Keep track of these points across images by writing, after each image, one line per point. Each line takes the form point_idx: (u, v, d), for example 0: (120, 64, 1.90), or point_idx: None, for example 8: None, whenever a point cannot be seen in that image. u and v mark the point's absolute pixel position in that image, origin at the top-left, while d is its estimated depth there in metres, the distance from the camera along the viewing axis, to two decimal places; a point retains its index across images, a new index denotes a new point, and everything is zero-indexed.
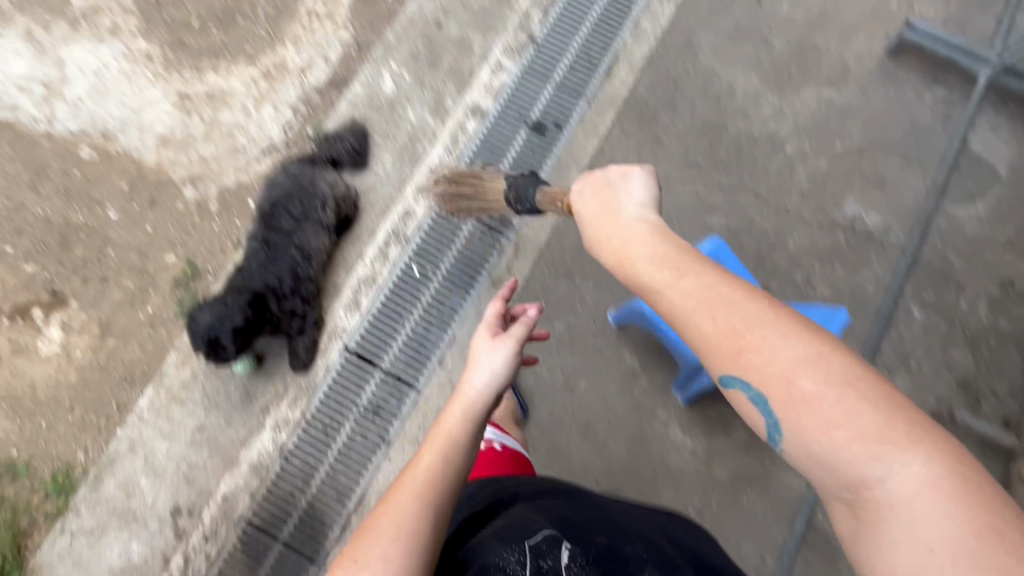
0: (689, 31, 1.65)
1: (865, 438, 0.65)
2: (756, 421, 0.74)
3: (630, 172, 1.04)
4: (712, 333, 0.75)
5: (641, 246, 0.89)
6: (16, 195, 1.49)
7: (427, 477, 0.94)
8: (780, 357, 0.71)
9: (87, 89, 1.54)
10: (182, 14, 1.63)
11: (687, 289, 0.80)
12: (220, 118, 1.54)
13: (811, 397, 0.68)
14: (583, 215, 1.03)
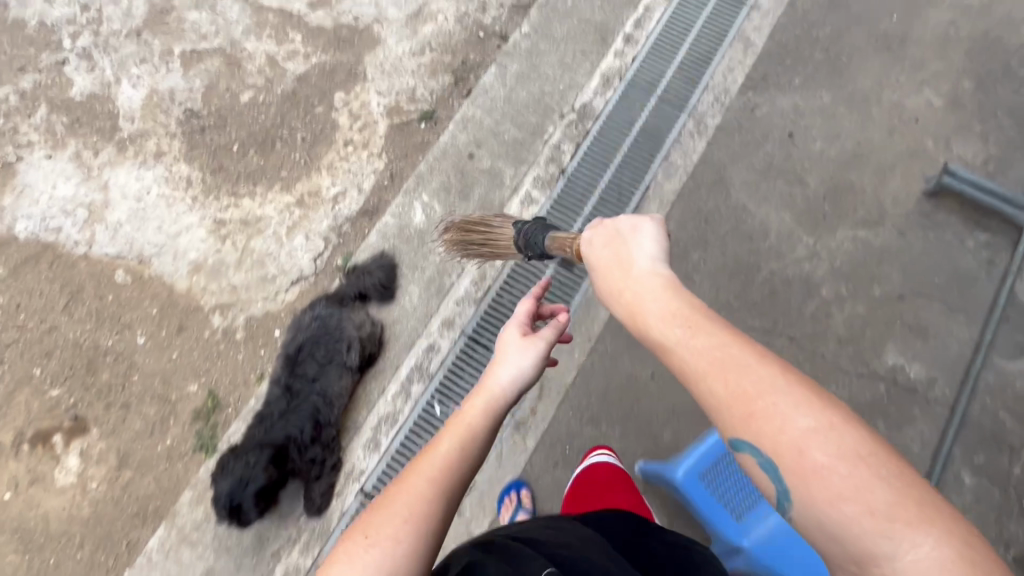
0: (720, 166, 1.64)
1: (880, 515, 0.57)
2: (762, 487, 0.66)
3: (644, 221, 0.93)
4: (722, 395, 0.68)
5: (652, 298, 0.81)
6: (50, 317, 1.52)
7: (441, 475, 0.78)
8: (791, 428, 0.63)
9: (128, 214, 1.58)
10: (224, 139, 1.69)
11: (699, 347, 0.72)
12: (252, 245, 1.56)
13: (823, 469, 0.60)
14: (593, 259, 0.93)
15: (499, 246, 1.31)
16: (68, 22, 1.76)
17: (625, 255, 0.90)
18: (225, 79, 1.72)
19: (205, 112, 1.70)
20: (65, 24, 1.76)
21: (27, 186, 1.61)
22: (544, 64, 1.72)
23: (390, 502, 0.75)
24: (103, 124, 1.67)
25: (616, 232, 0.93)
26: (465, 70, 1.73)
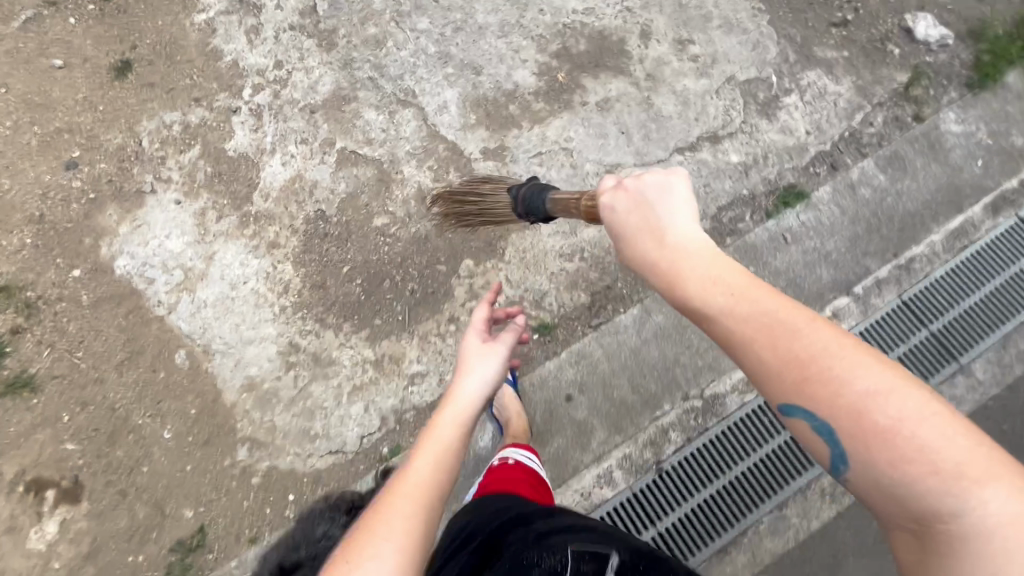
0: (839, 549, 1.34)
1: (959, 474, 0.56)
2: (817, 453, 0.65)
3: (672, 167, 0.86)
4: (776, 362, 0.66)
5: (695, 264, 0.77)
6: (102, 366, 1.47)
7: (439, 474, 0.83)
8: (853, 390, 0.62)
9: (217, 297, 1.52)
10: (340, 255, 1.59)
11: (742, 314, 0.69)
12: (311, 389, 1.45)
13: (888, 430, 0.60)
14: (615, 226, 0.87)
15: (489, 204, 1.35)
16: (257, 72, 1.73)
17: (655, 214, 0.84)
18: (369, 194, 1.63)
19: (335, 220, 1.61)
20: (254, 73, 1.73)
21: (146, 223, 1.59)
22: (692, 329, 1.49)
23: (391, 509, 0.77)
24: (239, 189, 1.62)
25: (642, 191, 0.85)
26: (606, 296, 1.54)
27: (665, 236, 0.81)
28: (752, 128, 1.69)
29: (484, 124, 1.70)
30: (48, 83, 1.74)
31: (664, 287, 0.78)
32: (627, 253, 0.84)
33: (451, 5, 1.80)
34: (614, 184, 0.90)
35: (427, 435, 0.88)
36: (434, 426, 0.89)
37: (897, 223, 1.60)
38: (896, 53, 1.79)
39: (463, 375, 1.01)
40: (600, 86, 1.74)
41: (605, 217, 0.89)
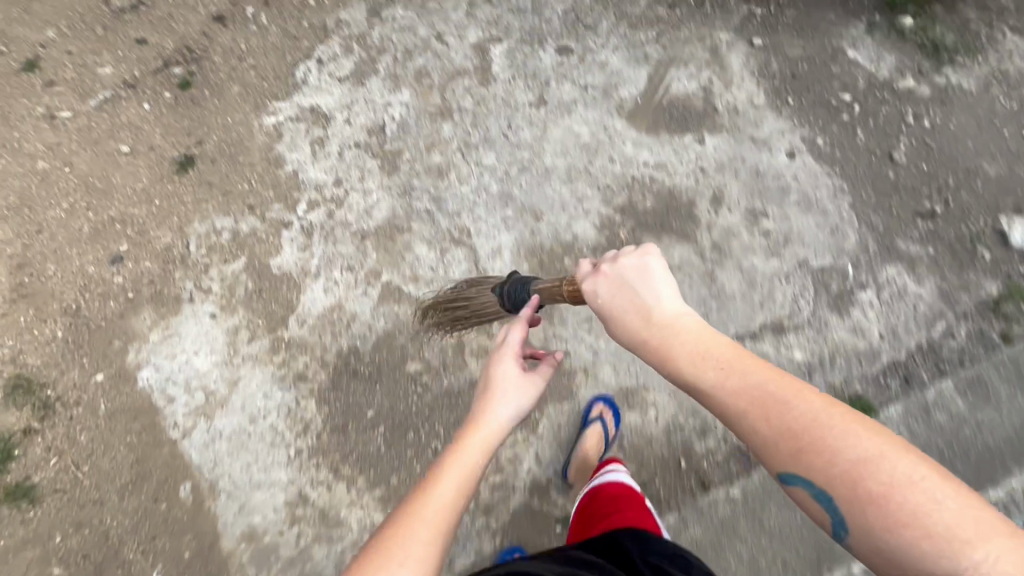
0: None
1: (953, 538, 0.64)
2: (817, 518, 0.76)
3: (648, 253, 1.00)
4: (772, 436, 0.78)
5: (690, 342, 0.91)
6: (105, 486, 1.41)
7: (454, 504, 0.94)
8: (841, 459, 0.73)
9: (234, 428, 1.45)
10: (366, 398, 1.51)
11: (735, 389, 0.83)
12: (312, 551, 1.37)
13: (878, 496, 0.69)
14: (605, 306, 1.01)
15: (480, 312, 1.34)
16: (315, 188, 1.70)
17: (644, 294, 0.98)
18: (407, 336, 1.56)
19: (367, 358, 1.54)
20: (312, 188, 1.70)
21: (177, 334, 1.54)
22: (732, 551, 1.34)
23: (406, 537, 0.88)
24: (276, 310, 1.57)
25: (622, 278, 1.00)
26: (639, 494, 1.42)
27: (661, 309, 0.96)
28: (821, 323, 1.57)
29: (535, 275, 1.62)
30: (111, 168, 1.75)
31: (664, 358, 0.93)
32: (625, 328, 0.98)
33: (520, 143, 1.76)
34: (593, 271, 1.05)
35: (448, 463, 1.00)
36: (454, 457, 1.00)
37: (974, 459, 1.43)
38: (987, 257, 1.66)
39: (495, 403, 1.09)
40: (662, 250, 1.66)
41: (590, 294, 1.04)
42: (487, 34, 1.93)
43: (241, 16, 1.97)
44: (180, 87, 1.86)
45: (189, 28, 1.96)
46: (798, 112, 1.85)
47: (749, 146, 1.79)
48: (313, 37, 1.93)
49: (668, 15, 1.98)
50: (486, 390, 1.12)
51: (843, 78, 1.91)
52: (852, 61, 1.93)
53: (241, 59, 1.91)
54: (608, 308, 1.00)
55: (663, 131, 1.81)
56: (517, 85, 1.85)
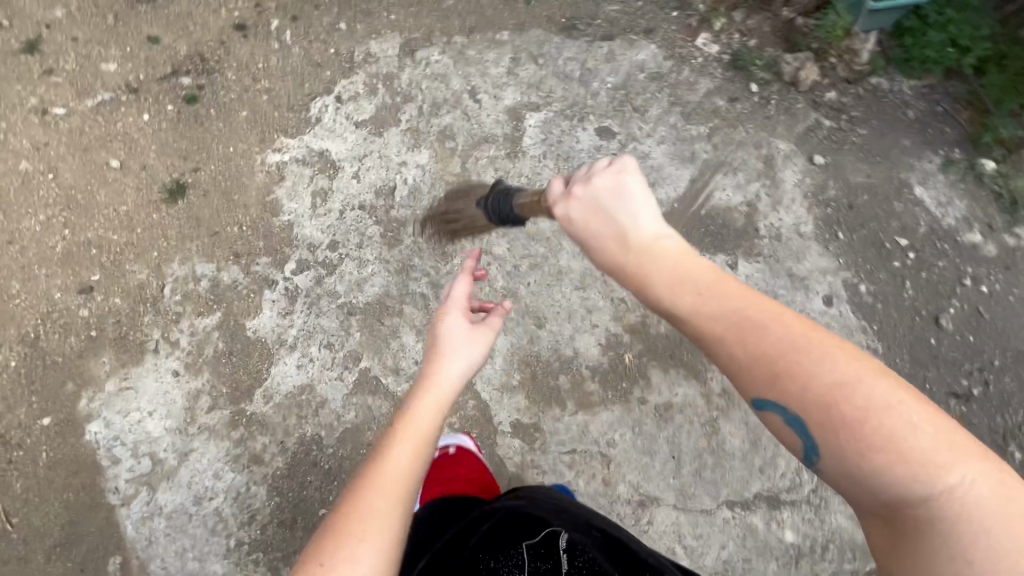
0: None
1: (922, 461, 0.72)
2: (790, 440, 0.82)
3: (623, 171, 1.08)
4: (749, 359, 0.85)
5: (666, 268, 0.99)
6: (33, 544, 1.34)
7: (408, 472, 1.07)
8: (818, 385, 0.79)
9: (177, 505, 1.37)
10: (321, 494, 1.41)
11: (709, 314, 0.90)
12: None
13: (858, 417, 0.76)
14: (581, 232, 1.10)
15: (466, 211, 1.52)
16: (308, 247, 1.57)
17: (615, 219, 1.06)
18: (376, 433, 1.45)
19: (330, 451, 1.43)
20: (304, 247, 1.57)
21: (135, 388, 1.44)
22: None
23: (367, 516, 1.01)
24: (244, 379, 1.47)
25: (596, 200, 1.08)
26: None
27: (636, 228, 1.05)
28: (821, 504, 1.44)
29: (525, 389, 1.51)
30: (96, 182, 1.62)
31: (637, 278, 1.01)
32: (604, 256, 1.06)
33: (538, 234, 1.62)
34: (567, 197, 1.12)
35: (402, 429, 1.11)
36: (407, 425, 1.12)
37: None
38: (1017, 457, 1.56)
39: (445, 364, 1.20)
40: (667, 385, 1.53)
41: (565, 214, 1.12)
42: (524, 99, 1.76)
43: (263, 28, 1.81)
44: (185, 100, 1.71)
45: (206, 32, 1.79)
46: (845, 250, 1.69)
47: (782, 281, 1.65)
48: (337, 67, 1.77)
49: (726, 111, 1.80)
50: (437, 347, 1.24)
51: (902, 218, 1.73)
52: (917, 200, 1.75)
53: (255, 79, 1.75)
54: (585, 233, 1.09)
55: (694, 246, 1.66)
56: (546, 166, 1.70)
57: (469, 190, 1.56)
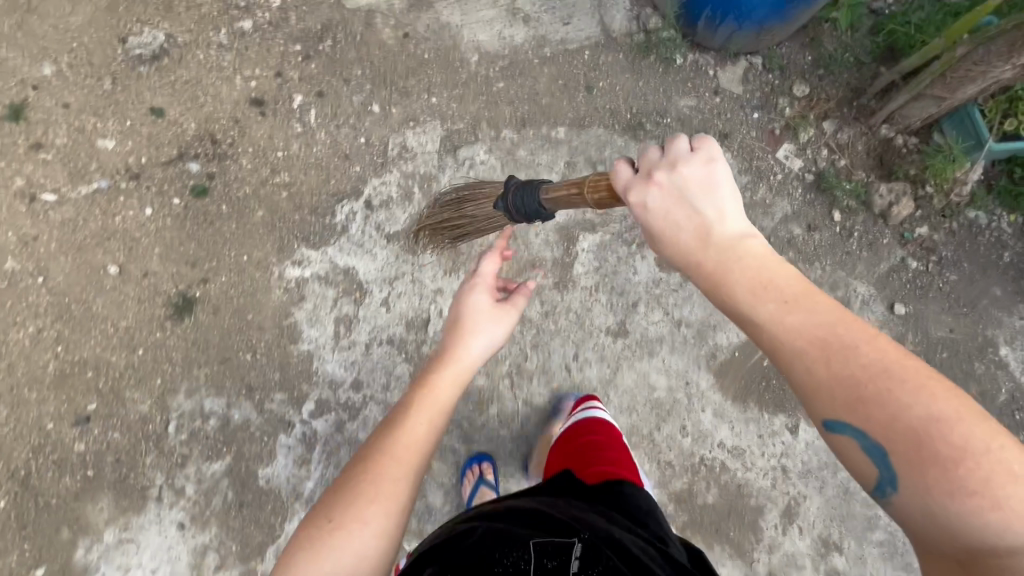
0: None
1: (1021, 512, 0.62)
2: (862, 469, 0.72)
3: (713, 159, 0.90)
4: (829, 379, 0.73)
5: (750, 270, 0.83)
6: None
7: (423, 443, 1.06)
8: (909, 416, 0.68)
9: None
10: None
11: (795, 328, 0.77)
12: None
13: (946, 457, 0.66)
14: (653, 220, 0.91)
15: (476, 215, 1.29)
16: (329, 386, 1.41)
17: (701, 206, 0.88)
18: None
19: None
20: (325, 385, 1.41)
21: (137, 541, 1.33)
22: None
23: (376, 483, 0.99)
24: (255, 536, 1.35)
25: (681, 189, 0.88)
26: None
27: (713, 216, 0.88)
28: None
29: None
30: (92, 290, 1.43)
31: (712, 275, 0.85)
32: (672, 244, 0.90)
33: (584, 382, 1.47)
34: (646, 180, 0.92)
35: (423, 399, 1.11)
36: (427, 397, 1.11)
37: None
38: None
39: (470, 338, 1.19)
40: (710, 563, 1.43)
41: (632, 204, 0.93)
42: (578, 215, 1.55)
43: (284, 105, 1.57)
44: (193, 192, 1.50)
45: (218, 105, 1.55)
46: None
47: None
48: (368, 162, 1.54)
49: (802, 241, 1.60)
50: (461, 323, 1.21)
51: (982, 382, 1.58)
52: (1000, 361, 1.59)
53: (273, 170, 1.53)
54: (660, 221, 0.90)
55: (753, 403, 1.51)
56: (598, 300, 1.52)
57: (473, 191, 1.30)
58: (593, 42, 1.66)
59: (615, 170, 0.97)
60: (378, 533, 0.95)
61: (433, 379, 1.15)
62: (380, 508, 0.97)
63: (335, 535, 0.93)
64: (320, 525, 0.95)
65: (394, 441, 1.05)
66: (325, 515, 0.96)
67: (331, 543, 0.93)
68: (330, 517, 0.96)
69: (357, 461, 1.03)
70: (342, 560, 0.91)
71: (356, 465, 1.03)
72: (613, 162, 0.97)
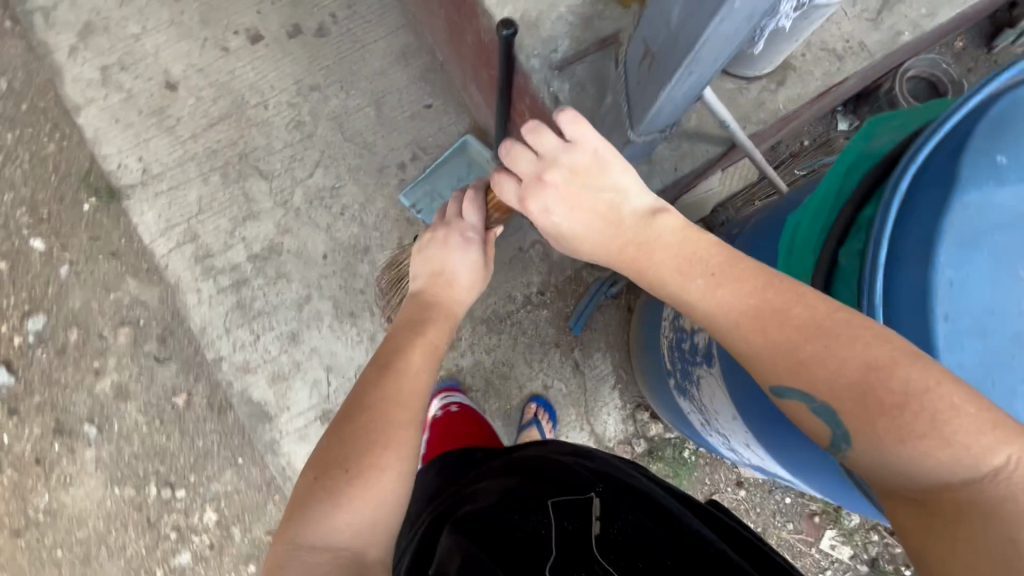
0: None
1: (972, 446, 0.46)
2: (814, 432, 0.55)
3: (591, 131, 0.69)
4: (759, 348, 0.57)
5: (667, 245, 0.66)
6: None
7: (426, 389, 0.83)
8: (859, 364, 0.51)
9: None
10: None
11: (723, 301, 0.60)
12: None
13: (893, 407, 0.49)
14: (563, 233, 0.72)
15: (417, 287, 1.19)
16: None
17: (599, 191, 0.70)
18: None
19: None
20: None
21: None
22: None
23: (341, 485, 0.72)
24: None
25: (577, 184, 0.70)
26: None
27: (608, 184, 0.70)
28: None
29: None
30: None
31: (633, 261, 0.68)
32: (580, 223, 0.71)
33: None
34: (538, 183, 0.71)
35: (377, 391, 0.79)
36: (384, 388, 0.79)
37: None
38: None
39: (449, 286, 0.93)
40: None
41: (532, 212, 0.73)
42: None
43: None
44: None
45: None
46: None
47: None
48: None
49: None
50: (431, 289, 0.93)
51: None
52: None
53: None
54: (569, 226, 0.71)
55: None
56: None
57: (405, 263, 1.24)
58: None
59: (501, 188, 0.77)
60: (398, 482, 0.75)
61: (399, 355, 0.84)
62: (396, 452, 0.75)
63: (353, 486, 0.72)
64: (330, 481, 0.72)
65: (389, 390, 0.79)
66: (334, 469, 0.73)
67: (350, 497, 0.71)
68: (340, 471, 0.73)
69: (348, 409, 0.79)
70: (361, 514, 0.71)
71: (348, 417, 0.78)
72: (492, 183, 0.77)
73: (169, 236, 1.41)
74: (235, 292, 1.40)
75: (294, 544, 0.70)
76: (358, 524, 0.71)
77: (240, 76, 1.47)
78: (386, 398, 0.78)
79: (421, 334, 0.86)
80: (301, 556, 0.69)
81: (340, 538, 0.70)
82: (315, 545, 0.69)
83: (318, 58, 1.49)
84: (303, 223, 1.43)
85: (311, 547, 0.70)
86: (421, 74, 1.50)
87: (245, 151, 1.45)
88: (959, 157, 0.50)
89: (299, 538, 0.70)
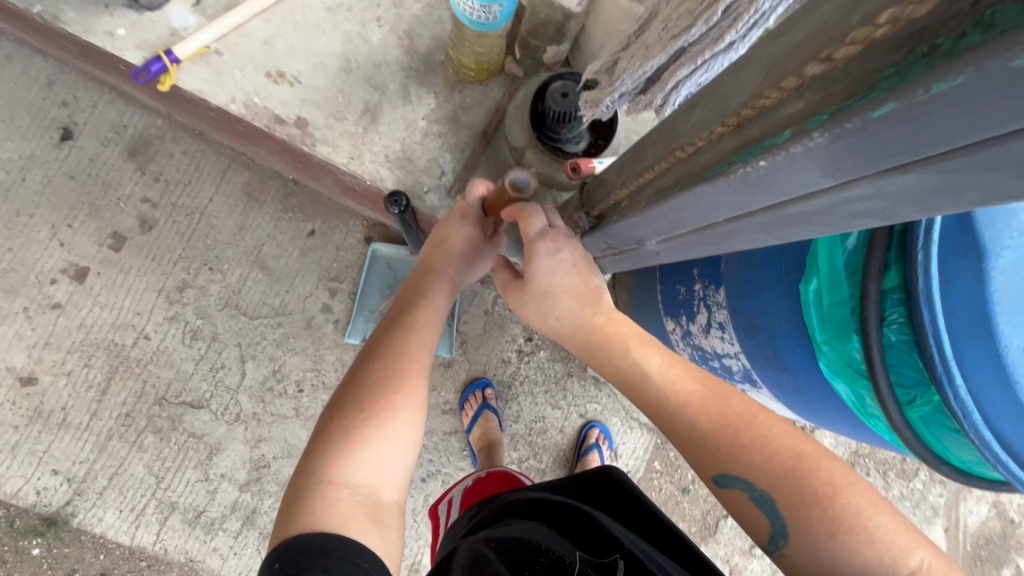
0: None
1: (891, 543, 0.47)
2: (752, 524, 0.53)
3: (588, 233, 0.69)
4: (704, 435, 0.55)
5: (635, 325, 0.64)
6: None
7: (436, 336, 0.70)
8: (792, 453, 0.52)
9: None
10: None
11: (680, 386, 0.58)
12: None
13: (823, 497, 0.49)
14: (550, 276, 0.63)
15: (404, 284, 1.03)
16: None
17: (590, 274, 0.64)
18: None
19: None
20: None
21: None
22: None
23: (360, 416, 0.59)
24: None
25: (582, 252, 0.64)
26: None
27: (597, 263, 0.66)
28: None
29: None
30: None
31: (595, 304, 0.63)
32: (559, 286, 0.63)
33: None
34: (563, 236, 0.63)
35: (393, 328, 0.67)
36: (395, 328, 0.67)
37: None
38: None
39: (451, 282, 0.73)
40: None
41: (542, 249, 0.62)
42: None
43: None
44: None
45: None
46: None
47: None
48: None
49: None
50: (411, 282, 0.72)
51: None
52: None
53: None
54: (557, 275, 0.63)
55: None
56: None
57: None
58: (652, 449, 1.47)
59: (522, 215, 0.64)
60: (415, 426, 0.63)
61: (406, 296, 0.71)
62: (416, 393, 0.63)
63: (368, 424, 0.59)
64: (345, 420, 0.59)
65: (403, 330, 0.66)
66: (351, 403, 0.60)
67: (370, 437, 0.59)
68: (356, 410, 0.60)
69: (364, 352, 0.66)
70: (380, 456, 0.59)
71: (366, 356, 0.65)
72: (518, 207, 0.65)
73: (146, 522, 1.24)
74: (252, 526, 1.28)
75: (312, 481, 0.56)
76: (382, 466, 0.59)
77: (95, 322, 1.23)
78: (410, 339, 0.66)
79: (431, 290, 0.71)
80: (321, 492, 0.55)
81: (358, 476, 0.57)
82: (335, 480, 0.56)
83: (163, 255, 1.26)
84: (270, 424, 1.28)
85: (334, 484, 0.56)
86: (282, 205, 1.30)
87: (160, 394, 1.25)
88: (969, 216, 0.47)
89: (318, 473, 0.57)
